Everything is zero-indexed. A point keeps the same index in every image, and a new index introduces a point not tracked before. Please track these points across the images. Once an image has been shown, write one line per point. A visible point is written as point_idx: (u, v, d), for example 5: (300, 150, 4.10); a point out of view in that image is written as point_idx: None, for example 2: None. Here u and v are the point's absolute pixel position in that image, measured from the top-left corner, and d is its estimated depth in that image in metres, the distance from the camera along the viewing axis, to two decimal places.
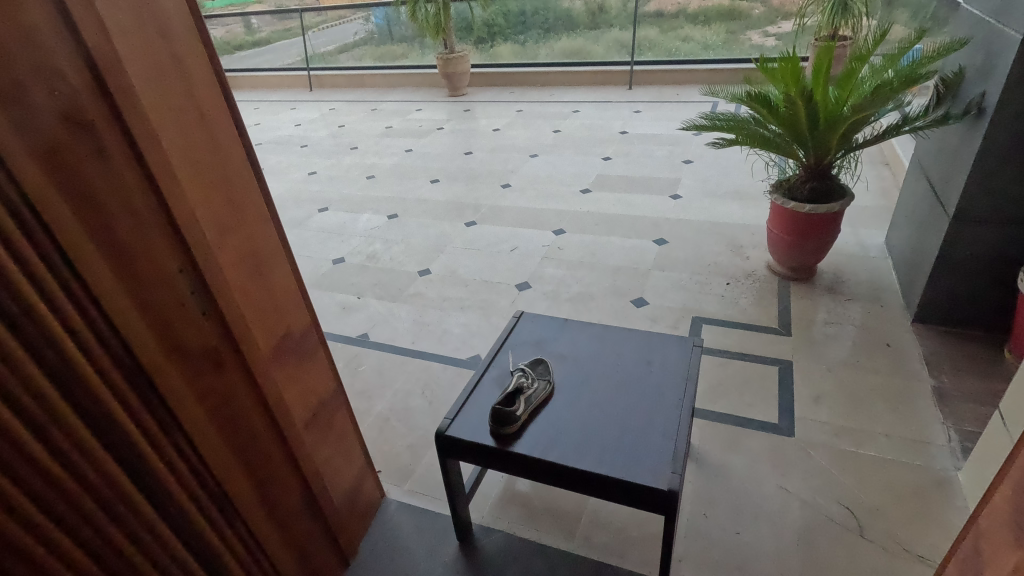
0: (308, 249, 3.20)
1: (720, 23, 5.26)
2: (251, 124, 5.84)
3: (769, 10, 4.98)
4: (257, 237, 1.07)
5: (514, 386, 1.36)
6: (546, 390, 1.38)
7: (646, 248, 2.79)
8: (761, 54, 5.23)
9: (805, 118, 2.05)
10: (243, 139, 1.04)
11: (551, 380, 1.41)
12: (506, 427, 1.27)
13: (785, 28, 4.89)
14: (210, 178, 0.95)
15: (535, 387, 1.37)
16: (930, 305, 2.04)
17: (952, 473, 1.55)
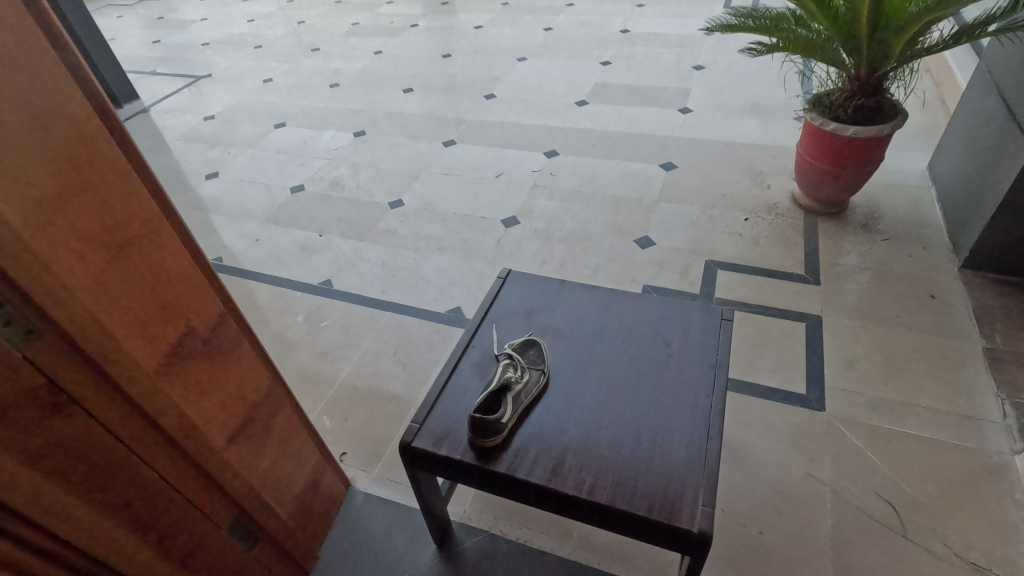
0: (263, 175, 2.78)
1: None
2: (197, 19, 5.08)
3: None
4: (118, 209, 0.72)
5: (498, 380, 1.06)
6: (539, 385, 1.09)
7: (652, 175, 2.42)
8: None
9: (866, 17, 1.61)
10: (68, 53, 0.64)
11: (546, 370, 1.12)
12: (485, 439, 0.99)
13: None
14: (7, 132, 0.59)
15: (524, 381, 1.07)
16: (985, 250, 1.75)
17: (1008, 457, 1.34)
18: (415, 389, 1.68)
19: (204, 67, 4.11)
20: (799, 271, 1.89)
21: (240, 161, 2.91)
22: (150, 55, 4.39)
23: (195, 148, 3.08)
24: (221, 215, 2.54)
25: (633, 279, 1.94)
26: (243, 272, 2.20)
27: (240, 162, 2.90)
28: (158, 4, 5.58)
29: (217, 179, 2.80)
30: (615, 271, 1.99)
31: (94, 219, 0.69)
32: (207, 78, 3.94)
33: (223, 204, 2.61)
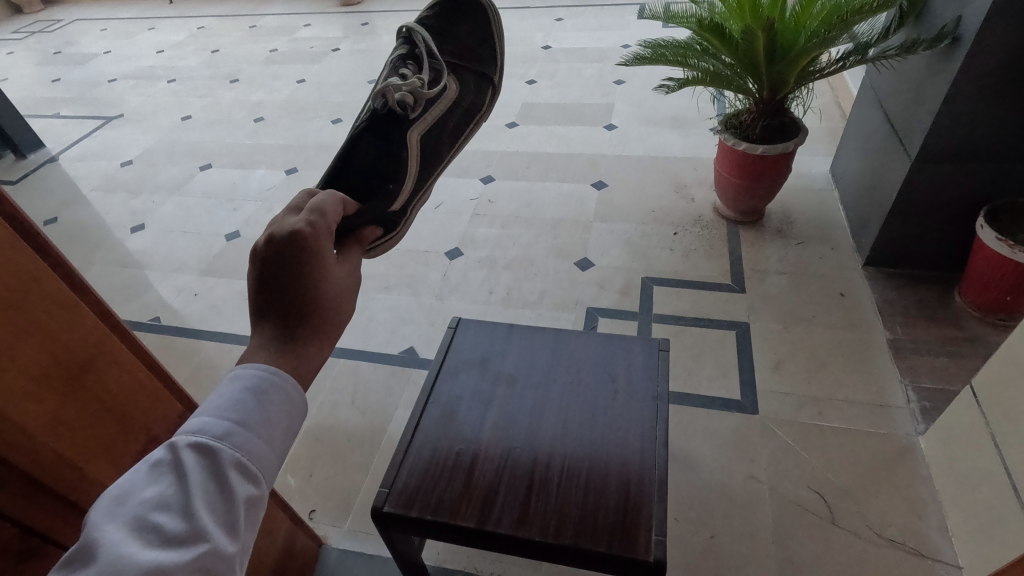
0: (193, 222, 2.70)
1: None
2: (99, 53, 4.79)
3: None
4: (51, 333, 0.70)
5: (390, 102, 1.01)
6: (435, 107, 1.11)
7: (585, 194, 2.53)
8: None
9: (762, 49, 1.78)
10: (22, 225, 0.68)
11: (445, 88, 1.15)
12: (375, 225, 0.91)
13: None
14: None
15: (424, 102, 1.08)
16: (882, 247, 1.94)
17: (914, 439, 1.52)
18: (377, 435, 1.72)
19: (115, 105, 3.90)
20: (726, 281, 2.04)
21: (167, 209, 2.81)
22: (51, 96, 4.12)
23: (116, 198, 2.94)
24: (152, 269, 2.45)
25: (577, 301, 2.04)
26: (185, 329, 2.15)
27: (167, 210, 2.80)
28: (53, 36, 5.31)
29: (144, 231, 2.69)
30: (559, 294, 2.08)
31: (9, 341, 0.64)
32: (120, 118, 3.74)
33: (154, 257, 2.52)
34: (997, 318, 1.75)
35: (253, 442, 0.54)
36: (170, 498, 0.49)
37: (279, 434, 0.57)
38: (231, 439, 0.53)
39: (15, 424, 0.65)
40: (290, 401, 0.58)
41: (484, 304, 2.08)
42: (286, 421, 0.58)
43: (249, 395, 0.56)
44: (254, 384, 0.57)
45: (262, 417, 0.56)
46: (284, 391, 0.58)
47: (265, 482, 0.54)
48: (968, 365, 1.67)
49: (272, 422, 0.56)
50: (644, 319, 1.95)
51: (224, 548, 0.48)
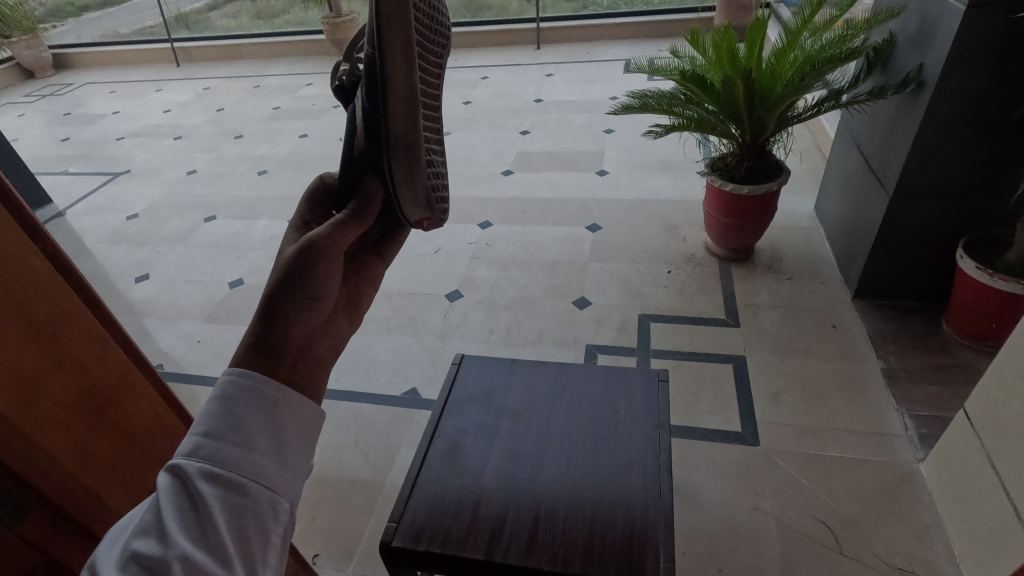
0: (197, 271, 2.75)
1: None
2: (108, 113, 4.99)
3: None
4: (77, 361, 0.71)
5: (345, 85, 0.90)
6: None
7: (580, 236, 2.61)
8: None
9: (742, 96, 1.90)
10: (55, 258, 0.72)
11: None
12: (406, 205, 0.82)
13: None
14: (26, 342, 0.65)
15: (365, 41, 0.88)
16: (869, 280, 2.00)
17: (914, 466, 1.53)
18: (380, 477, 1.71)
19: (122, 162, 4.03)
20: (721, 316, 2.09)
21: (171, 259, 2.87)
22: (60, 154, 4.26)
23: (121, 250, 3.00)
24: (157, 318, 2.48)
25: (577, 339, 2.08)
26: (187, 375, 2.16)
27: (171, 260, 2.86)
28: (64, 99, 5.51)
29: (148, 281, 2.73)
30: (559, 332, 2.12)
31: (42, 367, 0.66)
32: (127, 173, 3.86)
33: (158, 306, 2.56)
34: (985, 345, 1.80)
35: (227, 449, 0.52)
36: (152, 526, 0.48)
37: (260, 436, 0.54)
38: (203, 451, 0.51)
39: (43, 453, 0.66)
40: (261, 402, 0.55)
41: (485, 343, 2.12)
42: (263, 422, 0.55)
43: (217, 403, 0.54)
44: (218, 393, 0.54)
45: (230, 421, 0.53)
46: (252, 392, 0.55)
47: (254, 487, 0.52)
48: (962, 392, 1.70)
49: (245, 425, 0.54)
50: (643, 354, 1.98)
51: (205, 560, 0.46)
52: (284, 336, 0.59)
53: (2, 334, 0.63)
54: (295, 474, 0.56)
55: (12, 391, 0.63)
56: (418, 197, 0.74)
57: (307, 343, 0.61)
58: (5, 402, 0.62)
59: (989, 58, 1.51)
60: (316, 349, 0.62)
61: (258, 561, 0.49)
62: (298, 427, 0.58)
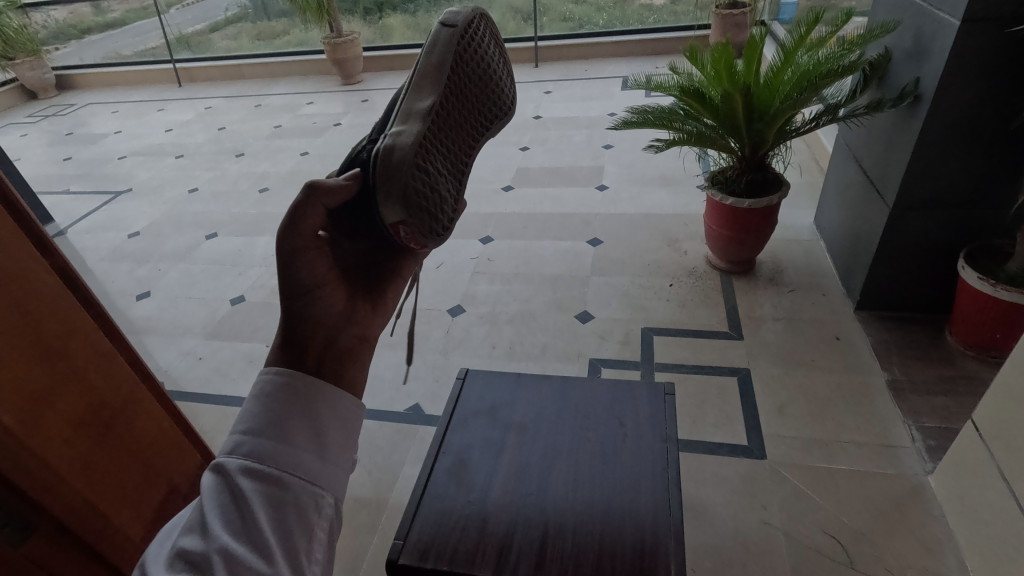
0: (198, 288, 2.75)
1: None
2: (110, 133, 5.02)
3: None
4: (79, 373, 0.70)
5: None
6: None
7: (582, 250, 2.62)
8: (653, 15, 5.27)
9: (741, 111, 1.92)
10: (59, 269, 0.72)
11: None
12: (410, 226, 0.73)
13: None
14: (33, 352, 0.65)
15: None
16: (871, 292, 2.00)
17: (924, 478, 1.52)
18: (384, 494, 1.69)
19: (124, 181, 4.04)
20: (724, 329, 2.09)
21: (173, 276, 2.87)
22: (61, 173, 4.28)
23: (122, 268, 3.00)
24: (158, 335, 2.47)
25: (580, 353, 2.07)
26: (188, 393, 2.15)
27: (172, 277, 2.86)
28: (66, 119, 5.56)
29: (149, 298, 2.73)
30: (562, 346, 2.11)
31: (48, 378, 0.66)
32: (128, 192, 3.87)
33: (159, 323, 2.55)
34: (990, 356, 1.79)
35: (265, 445, 0.51)
36: (197, 525, 0.47)
37: (299, 429, 0.53)
38: (244, 449, 0.51)
39: (48, 465, 0.64)
40: (299, 396, 0.54)
41: (488, 358, 2.11)
42: (302, 415, 0.54)
43: (254, 400, 0.53)
44: (256, 391, 0.54)
45: (267, 417, 0.52)
46: (287, 387, 0.54)
47: (295, 482, 0.51)
48: (968, 403, 1.69)
49: (283, 420, 0.53)
50: (647, 368, 1.98)
51: (246, 556, 0.45)
52: (307, 330, 0.58)
53: (8, 342, 0.62)
54: (337, 468, 0.55)
55: (15, 401, 0.62)
56: (395, 190, 0.65)
57: (334, 331, 0.60)
58: (9, 411, 0.61)
59: (985, 72, 1.53)
60: (343, 338, 0.60)
61: (303, 557, 0.48)
62: (339, 422, 0.56)
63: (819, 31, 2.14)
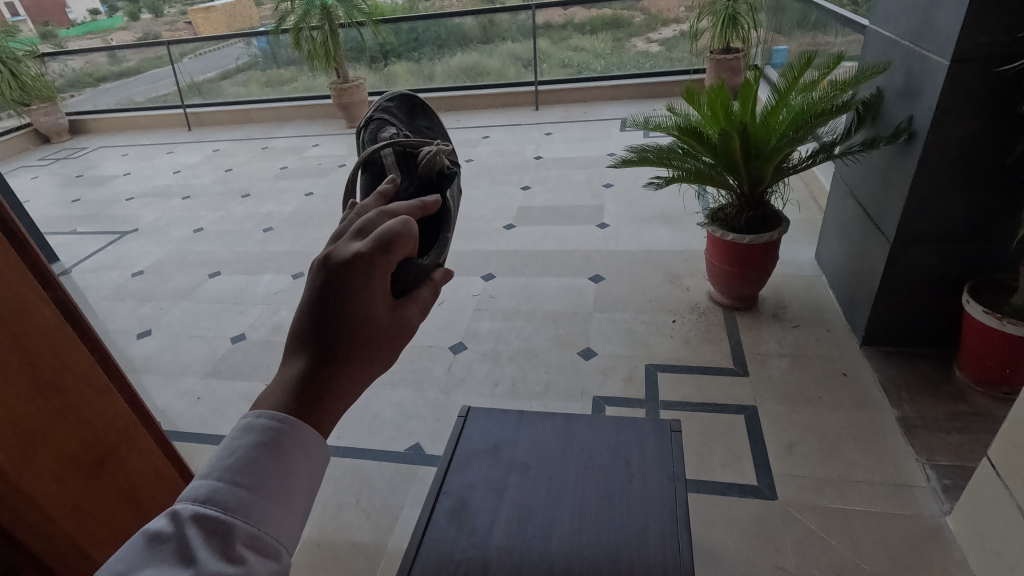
0: (199, 326, 2.75)
1: (606, 32, 5.48)
2: (119, 175, 5.12)
3: (649, 18, 5.37)
4: (75, 412, 0.68)
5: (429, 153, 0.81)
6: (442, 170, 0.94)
7: (583, 287, 2.62)
8: (648, 61, 5.47)
9: (739, 149, 1.96)
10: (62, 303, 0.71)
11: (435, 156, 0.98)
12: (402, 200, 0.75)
13: (666, 33, 5.33)
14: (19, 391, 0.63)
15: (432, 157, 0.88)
16: (877, 327, 1.99)
17: (941, 519, 1.47)
18: (383, 539, 1.64)
19: (130, 221, 4.10)
20: (729, 365, 2.07)
21: (174, 315, 2.87)
22: (70, 214, 4.34)
23: (124, 306, 3.00)
24: (157, 374, 2.45)
25: (583, 391, 2.04)
26: (185, 433, 2.11)
27: (174, 315, 2.86)
28: (77, 162, 5.68)
29: (150, 337, 2.72)
30: (565, 383, 2.09)
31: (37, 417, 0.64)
32: (135, 232, 3.92)
33: (159, 362, 2.53)
34: (1001, 392, 1.76)
35: (273, 506, 0.46)
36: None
37: (304, 494, 0.49)
38: (224, 500, 0.44)
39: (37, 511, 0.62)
40: (307, 446, 0.49)
41: (490, 396, 2.08)
42: (304, 473, 0.49)
43: (265, 451, 0.47)
44: (255, 435, 0.47)
45: (279, 473, 0.47)
46: (305, 446, 0.49)
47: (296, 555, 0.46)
48: (982, 441, 1.65)
49: (292, 480, 0.48)
50: (651, 405, 1.94)
51: None
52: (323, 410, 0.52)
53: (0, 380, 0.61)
54: None
55: (10, 442, 0.61)
56: None
57: None
58: (3, 455, 0.60)
59: (977, 109, 1.57)
60: None
61: None
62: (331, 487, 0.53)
63: (812, 73, 2.20)
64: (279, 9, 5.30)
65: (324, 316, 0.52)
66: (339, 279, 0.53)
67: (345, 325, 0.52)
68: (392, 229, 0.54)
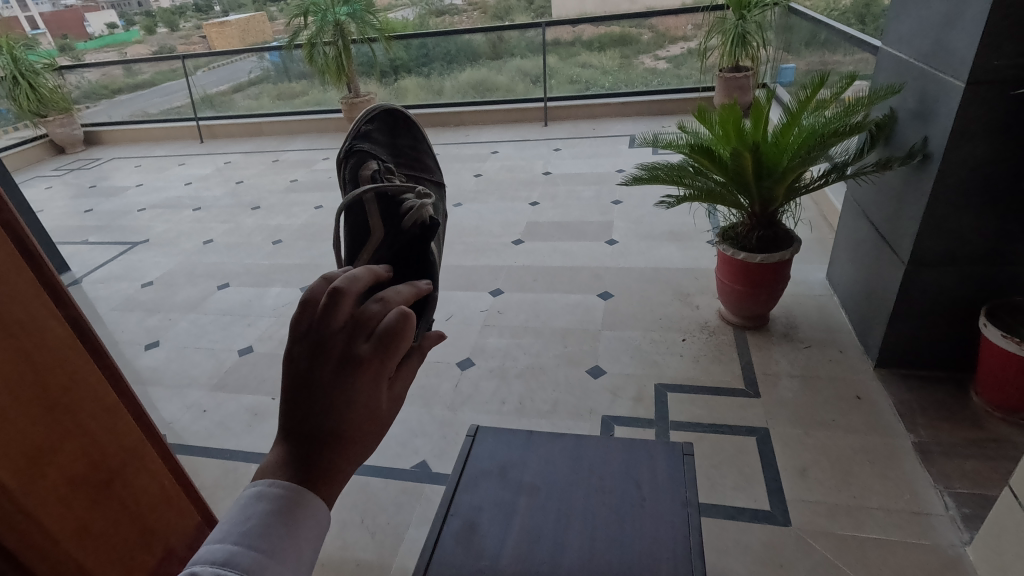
0: (207, 338, 2.75)
1: (614, 49, 5.49)
2: (131, 186, 5.18)
3: (656, 35, 5.38)
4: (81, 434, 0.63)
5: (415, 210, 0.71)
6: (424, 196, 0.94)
7: (592, 304, 2.60)
8: (655, 78, 5.50)
9: (750, 168, 1.95)
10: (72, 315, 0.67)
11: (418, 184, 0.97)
12: (402, 208, 0.73)
13: (673, 51, 5.36)
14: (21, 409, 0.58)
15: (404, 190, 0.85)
16: (891, 349, 1.96)
17: (961, 549, 1.43)
18: (388, 559, 1.61)
19: (141, 232, 4.13)
20: (740, 385, 2.04)
21: (182, 326, 2.88)
22: (82, 224, 4.38)
23: (132, 317, 3.01)
24: (164, 387, 2.44)
25: (592, 410, 2.02)
26: (190, 447, 2.10)
27: (182, 327, 2.86)
28: (90, 172, 5.75)
29: (158, 348, 2.73)
30: (573, 402, 2.06)
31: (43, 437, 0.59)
32: (145, 243, 3.95)
33: (166, 374, 2.53)
34: (1019, 418, 1.73)
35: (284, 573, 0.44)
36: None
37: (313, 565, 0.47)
38: (242, 562, 0.43)
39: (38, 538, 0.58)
40: (317, 514, 0.47)
41: (497, 413, 2.06)
42: (314, 544, 0.46)
43: (277, 515, 0.46)
44: (269, 504, 0.46)
45: (292, 539, 0.45)
46: (317, 517, 0.47)
47: None
48: (1001, 468, 1.61)
49: (302, 549, 0.46)
50: (661, 426, 1.92)
51: None
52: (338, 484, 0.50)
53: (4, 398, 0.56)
54: None
55: (13, 459, 0.56)
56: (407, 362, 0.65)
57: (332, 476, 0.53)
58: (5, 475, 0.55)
59: (993, 131, 1.55)
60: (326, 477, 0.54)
61: None
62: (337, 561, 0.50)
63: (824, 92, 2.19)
64: (292, 24, 5.38)
65: (324, 417, 0.48)
66: (341, 374, 0.49)
67: (353, 413, 0.48)
68: (397, 320, 0.49)
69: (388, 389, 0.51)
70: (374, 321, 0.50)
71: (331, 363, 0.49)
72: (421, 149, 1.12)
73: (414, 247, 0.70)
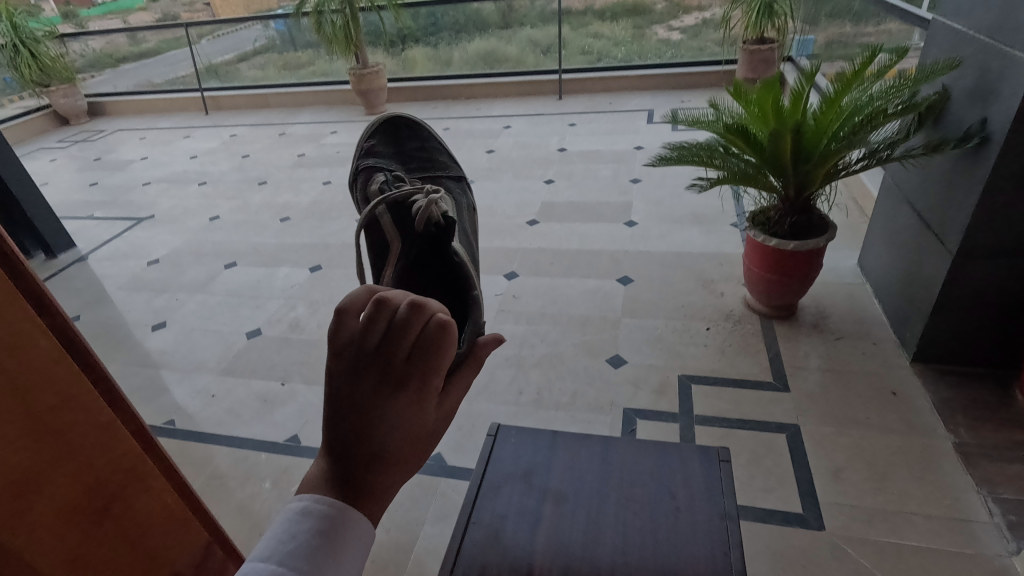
0: (215, 320, 2.68)
1: (627, 19, 5.25)
2: (136, 160, 5.08)
3: (671, 5, 5.09)
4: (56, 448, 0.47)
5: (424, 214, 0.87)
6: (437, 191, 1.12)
7: (611, 290, 2.51)
8: (669, 49, 5.30)
9: (789, 151, 1.83)
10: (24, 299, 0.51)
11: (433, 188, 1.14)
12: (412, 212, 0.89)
13: (688, 22, 5.10)
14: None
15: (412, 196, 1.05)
16: (930, 344, 1.86)
17: (1006, 560, 1.36)
18: (402, 556, 1.56)
19: (147, 208, 4.05)
20: (768, 379, 1.95)
21: (190, 307, 2.81)
22: (87, 199, 4.30)
23: (139, 297, 2.95)
24: (172, 370, 2.39)
25: (612, 402, 1.94)
26: (200, 434, 2.05)
27: (190, 308, 2.80)
28: (95, 145, 5.65)
29: (165, 329, 2.67)
30: (593, 394, 1.99)
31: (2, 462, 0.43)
32: (151, 219, 3.87)
33: (174, 357, 2.48)
34: None
35: None
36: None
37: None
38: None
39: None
40: (360, 530, 0.43)
41: (515, 404, 1.99)
42: (360, 567, 0.43)
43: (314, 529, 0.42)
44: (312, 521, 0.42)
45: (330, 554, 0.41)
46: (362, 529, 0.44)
47: None
48: None
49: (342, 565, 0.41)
50: (686, 421, 1.84)
51: None
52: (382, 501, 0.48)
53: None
54: None
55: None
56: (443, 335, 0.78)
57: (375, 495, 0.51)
58: None
59: None
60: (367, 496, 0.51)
61: None
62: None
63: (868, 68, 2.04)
64: None
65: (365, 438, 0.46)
66: (383, 392, 0.47)
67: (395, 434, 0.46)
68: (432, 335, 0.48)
69: (434, 402, 0.50)
70: (412, 332, 0.48)
71: (371, 379, 0.47)
72: (431, 149, 1.36)
73: (427, 244, 0.86)
